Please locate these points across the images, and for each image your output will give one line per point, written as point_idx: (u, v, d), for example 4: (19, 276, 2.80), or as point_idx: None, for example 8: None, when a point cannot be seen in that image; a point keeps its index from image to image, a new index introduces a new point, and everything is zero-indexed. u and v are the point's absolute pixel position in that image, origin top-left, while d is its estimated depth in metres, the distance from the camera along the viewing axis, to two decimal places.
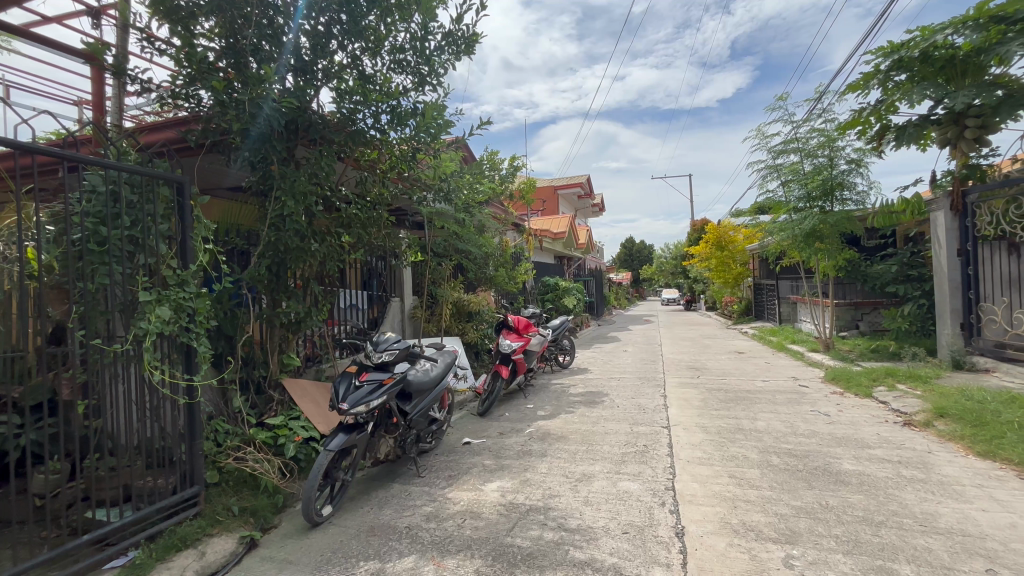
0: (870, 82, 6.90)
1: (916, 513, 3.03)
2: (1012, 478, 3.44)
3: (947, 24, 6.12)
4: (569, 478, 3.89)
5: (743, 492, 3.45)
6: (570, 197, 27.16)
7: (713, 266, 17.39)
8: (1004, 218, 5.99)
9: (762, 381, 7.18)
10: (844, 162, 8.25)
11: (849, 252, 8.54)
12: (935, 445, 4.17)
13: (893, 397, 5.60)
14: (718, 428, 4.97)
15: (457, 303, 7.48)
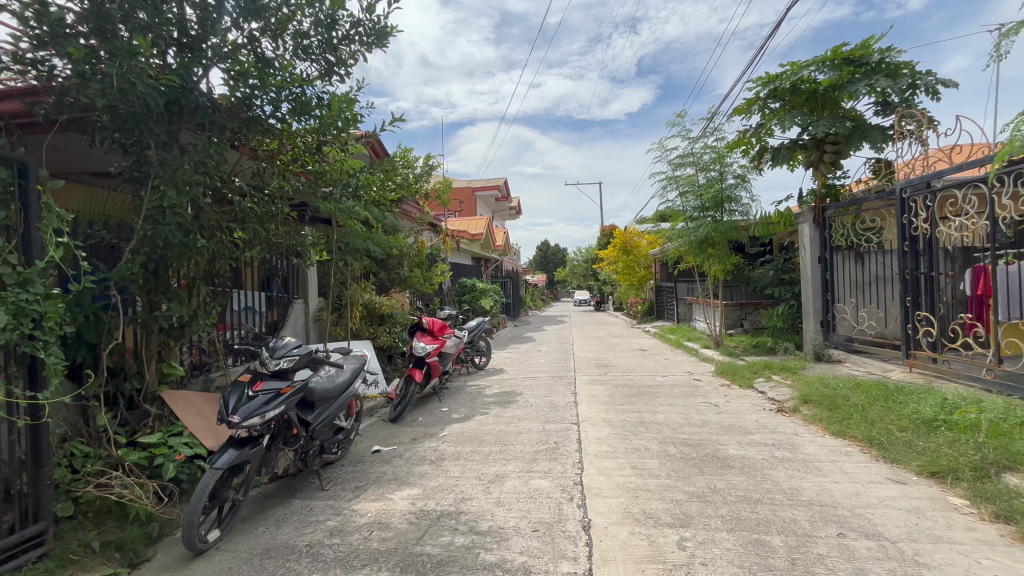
0: (752, 107, 7.78)
1: (786, 489, 3.44)
2: (858, 453, 4.04)
3: (811, 62, 7.10)
4: (482, 480, 3.89)
5: (644, 481, 3.68)
6: (488, 199, 27.39)
7: (620, 269, 18.39)
8: (852, 232, 7.03)
9: (662, 376, 7.75)
10: (731, 177, 9.19)
11: (735, 258, 9.50)
12: (800, 428, 4.76)
13: (769, 387, 6.33)
14: (623, 422, 5.27)
15: (367, 304, 7.17)
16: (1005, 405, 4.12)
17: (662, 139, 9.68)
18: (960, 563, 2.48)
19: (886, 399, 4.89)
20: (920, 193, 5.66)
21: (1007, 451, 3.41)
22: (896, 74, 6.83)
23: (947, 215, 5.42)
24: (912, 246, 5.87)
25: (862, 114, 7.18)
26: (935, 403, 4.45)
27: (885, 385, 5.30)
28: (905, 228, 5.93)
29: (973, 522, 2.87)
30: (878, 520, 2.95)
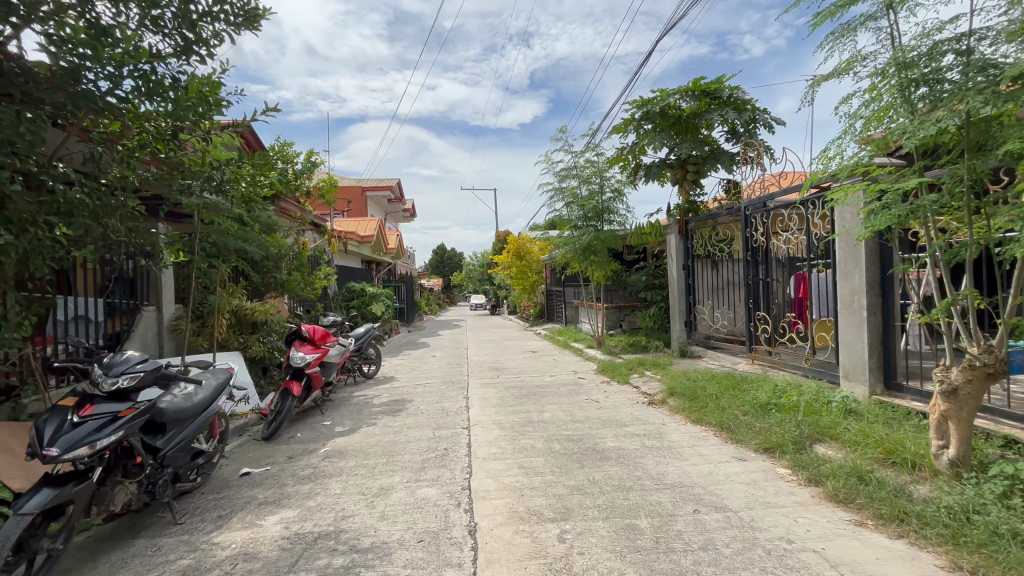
0: (628, 127, 8.55)
1: (653, 474, 3.80)
2: (710, 437, 4.62)
3: (676, 91, 8.03)
4: (365, 494, 3.70)
5: (529, 479, 3.80)
6: (379, 200, 26.40)
7: (513, 274, 18.85)
8: (709, 242, 8.06)
9: (550, 376, 8.12)
10: (610, 190, 9.97)
11: (614, 264, 10.30)
12: (667, 418, 5.29)
13: (642, 381, 6.96)
14: (511, 423, 5.39)
15: (236, 311, 6.46)
16: (817, 389, 5.00)
17: (549, 151, 10.18)
18: (784, 523, 2.94)
19: (733, 388, 5.66)
20: (759, 212, 6.65)
21: (818, 426, 4.14)
22: (742, 108, 7.98)
23: (777, 231, 6.44)
24: (753, 256, 6.87)
25: (716, 141, 8.26)
26: (769, 389, 5.25)
27: (732, 375, 6.13)
28: (749, 240, 6.91)
29: (794, 488, 3.42)
30: (725, 494, 3.39)
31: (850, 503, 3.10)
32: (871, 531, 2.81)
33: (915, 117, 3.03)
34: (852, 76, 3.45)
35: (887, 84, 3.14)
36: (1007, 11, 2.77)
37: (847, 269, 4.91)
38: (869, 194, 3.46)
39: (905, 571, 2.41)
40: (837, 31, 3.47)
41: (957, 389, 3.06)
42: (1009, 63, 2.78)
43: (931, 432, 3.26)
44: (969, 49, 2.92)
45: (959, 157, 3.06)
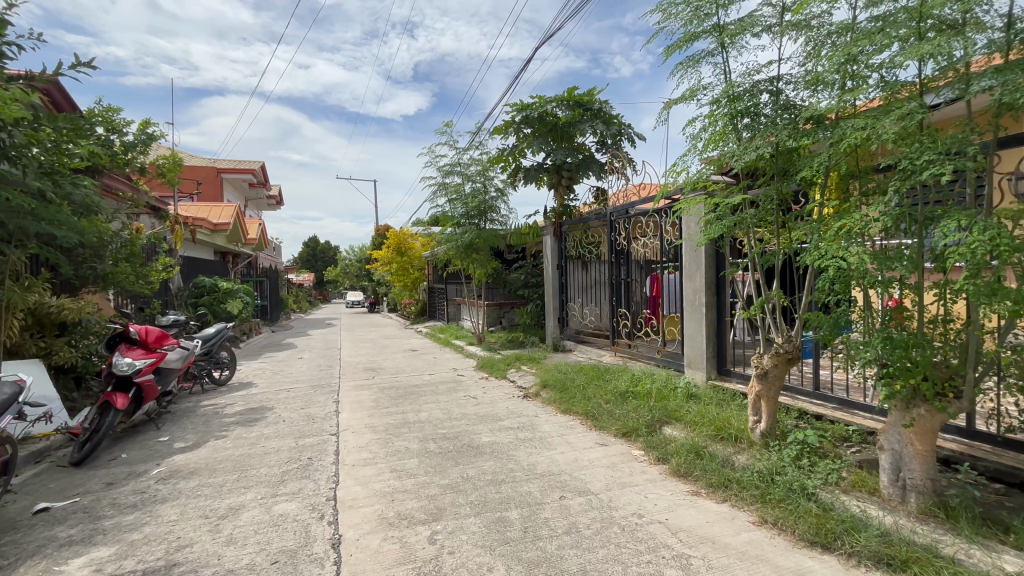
0: (509, 129, 8.87)
1: (524, 466, 3.93)
2: (577, 425, 4.95)
3: (553, 99, 8.55)
4: (209, 518, 3.24)
5: (400, 483, 3.67)
6: (238, 183, 23.50)
7: (393, 270, 18.18)
8: (580, 243, 8.64)
9: (428, 375, 7.98)
10: (493, 189, 10.12)
11: (495, 262, 10.50)
12: (540, 411, 5.54)
13: (518, 376, 7.20)
14: (385, 425, 5.18)
15: (34, 309, 5.20)
16: (666, 377, 5.65)
17: (432, 145, 10.04)
18: (636, 500, 3.25)
19: (598, 378, 6.13)
20: (622, 218, 7.31)
21: (665, 410, 4.67)
22: (611, 122, 8.69)
23: (637, 236, 7.12)
24: (617, 257, 7.52)
25: (588, 150, 8.90)
26: (628, 379, 5.78)
27: (598, 367, 6.64)
28: (614, 243, 7.55)
29: (646, 467, 3.81)
30: (588, 478, 3.65)
31: (689, 476, 3.54)
32: (704, 499, 3.23)
33: (742, 143, 3.56)
34: (695, 102, 3.93)
35: (721, 113, 3.64)
36: (804, 63, 3.38)
37: (690, 272, 5.62)
38: (707, 206, 3.98)
39: (727, 530, 2.82)
40: (683, 61, 3.93)
41: (767, 372, 3.67)
42: (804, 105, 3.40)
43: (749, 409, 3.88)
44: (779, 90, 3.51)
45: (771, 180, 3.67)
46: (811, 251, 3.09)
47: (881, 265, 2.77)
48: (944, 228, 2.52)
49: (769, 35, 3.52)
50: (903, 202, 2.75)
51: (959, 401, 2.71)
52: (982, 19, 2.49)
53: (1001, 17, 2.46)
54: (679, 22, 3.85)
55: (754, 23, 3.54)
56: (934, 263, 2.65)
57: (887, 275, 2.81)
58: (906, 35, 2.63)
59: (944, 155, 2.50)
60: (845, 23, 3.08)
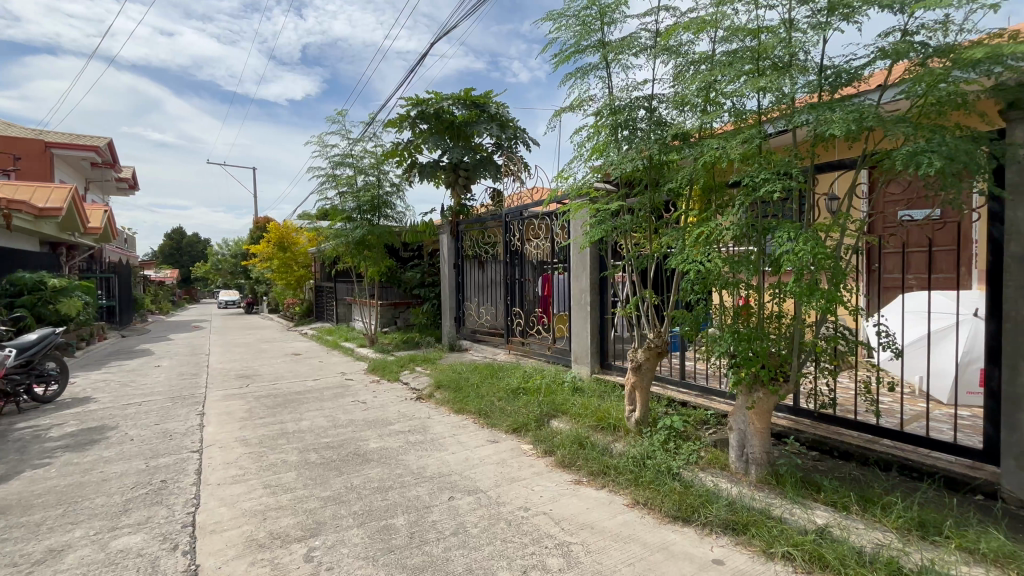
0: (403, 123, 8.64)
1: (413, 469, 3.84)
2: (469, 424, 4.97)
3: (449, 97, 8.49)
4: (19, 565, 2.66)
5: (275, 499, 3.36)
6: (74, 161, 19.77)
7: (275, 267, 16.68)
8: (476, 243, 8.69)
9: (312, 380, 7.43)
10: (388, 184, 9.74)
11: (389, 260, 10.14)
12: (432, 412, 5.46)
13: (411, 377, 7.02)
14: (260, 437, 4.71)
15: None
16: (555, 372, 5.92)
17: (321, 134, 9.40)
18: (523, 494, 3.35)
19: (491, 376, 6.21)
20: (516, 219, 7.49)
21: (553, 404, 4.87)
22: (507, 125, 8.86)
23: (530, 237, 7.33)
24: (511, 258, 7.70)
25: (485, 150, 8.99)
26: (519, 376, 5.94)
27: (491, 365, 6.72)
28: (508, 244, 7.72)
29: (534, 460, 3.95)
30: (477, 476, 3.67)
31: (573, 466, 3.74)
32: (585, 487, 3.43)
33: (621, 154, 3.83)
34: (582, 112, 4.15)
35: (604, 124, 3.88)
36: (673, 85, 3.73)
37: (577, 273, 5.94)
38: (592, 211, 4.24)
39: (605, 514, 3.02)
40: (572, 72, 4.13)
41: (640, 365, 4.01)
42: (673, 123, 3.76)
43: (625, 400, 4.21)
44: (653, 108, 3.84)
45: (646, 190, 4.02)
46: (677, 255, 3.43)
47: (730, 268, 3.16)
48: (778, 238, 2.95)
49: (646, 57, 3.83)
50: (748, 215, 3.17)
51: (788, 384, 3.20)
52: (804, 62, 2.95)
53: (818, 63, 2.93)
54: (567, 35, 4.04)
55: (633, 44, 3.83)
56: (770, 268, 3.08)
57: (736, 277, 3.21)
58: (750, 70, 3.03)
59: (777, 176, 2.92)
60: (706, 53, 3.46)
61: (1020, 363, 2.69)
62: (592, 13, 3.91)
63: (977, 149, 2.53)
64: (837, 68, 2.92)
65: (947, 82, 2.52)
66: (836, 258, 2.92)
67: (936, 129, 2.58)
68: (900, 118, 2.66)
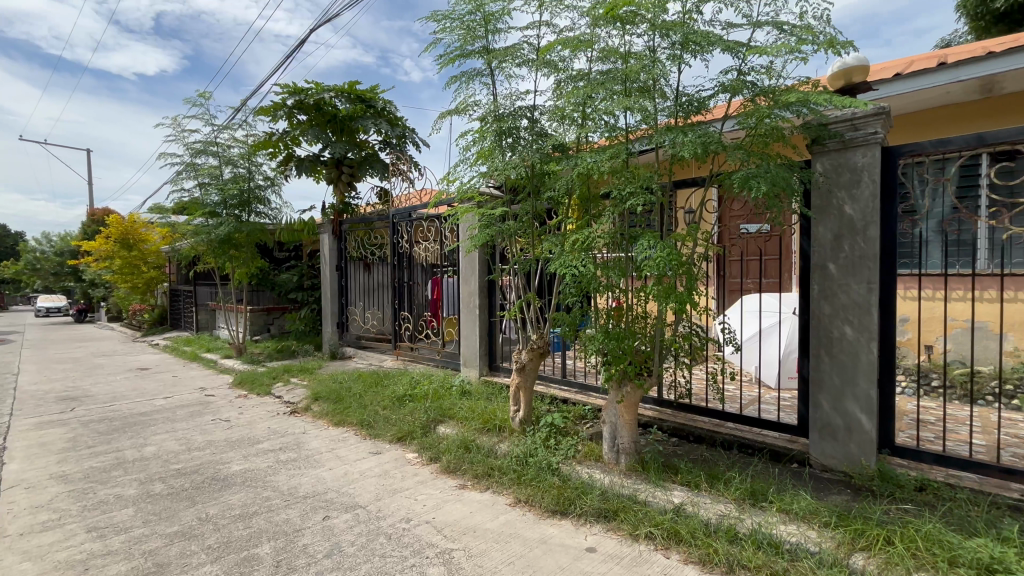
0: (278, 112, 7.94)
1: (283, 491, 3.50)
2: (350, 437, 4.69)
3: (331, 89, 7.98)
4: None
5: (103, 544, 2.82)
6: None
7: (115, 267, 14.08)
8: (361, 244, 8.26)
9: (162, 398, 6.43)
10: (261, 178, 8.80)
11: (261, 261, 9.20)
12: (308, 427, 5.05)
13: (286, 390, 6.42)
14: (86, 471, 3.94)
15: None
16: (443, 377, 5.84)
17: (177, 116, 8.24)
18: (406, 504, 3.24)
19: (375, 385, 5.92)
20: (404, 221, 7.28)
21: (439, 409, 4.79)
22: (394, 123, 8.61)
23: (418, 239, 7.18)
24: (398, 260, 7.46)
25: (371, 148, 8.61)
26: (405, 383, 5.74)
27: (376, 373, 6.42)
28: (395, 245, 7.47)
29: (418, 469, 3.85)
30: (356, 491, 3.47)
31: (458, 471, 3.71)
32: (470, 491, 3.43)
33: (505, 161, 3.92)
34: (467, 116, 4.16)
35: (488, 130, 3.94)
36: (553, 98, 3.91)
37: (466, 276, 5.96)
38: (477, 215, 4.27)
39: (488, 516, 3.05)
40: (457, 75, 4.13)
41: (524, 366, 4.13)
42: (552, 134, 3.93)
43: (511, 400, 4.29)
44: (535, 119, 3.99)
45: (529, 196, 4.17)
46: (557, 259, 3.60)
47: (603, 272, 3.40)
48: (642, 246, 3.24)
49: (528, 69, 3.98)
50: (617, 224, 3.44)
51: (651, 378, 3.52)
52: (664, 88, 3.28)
53: (674, 90, 3.28)
54: (452, 37, 4.03)
55: (516, 54, 3.94)
56: (636, 273, 3.37)
57: (608, 281, 3.46)
58: (618, 91, 3.29)
59: (641, 189, 3.21)
60: (582, 71, 3.69)
61: (821, 352, 3.29)
62: (477, 19, 3.95)
63: (791, 176, 3.04)
64: (689, 97, 3.30)
65: (770, 118, 2.99)
66: (689, 265, 3.29)
67: (762, 156, 3.04)
68: (736, 146, 3.10)
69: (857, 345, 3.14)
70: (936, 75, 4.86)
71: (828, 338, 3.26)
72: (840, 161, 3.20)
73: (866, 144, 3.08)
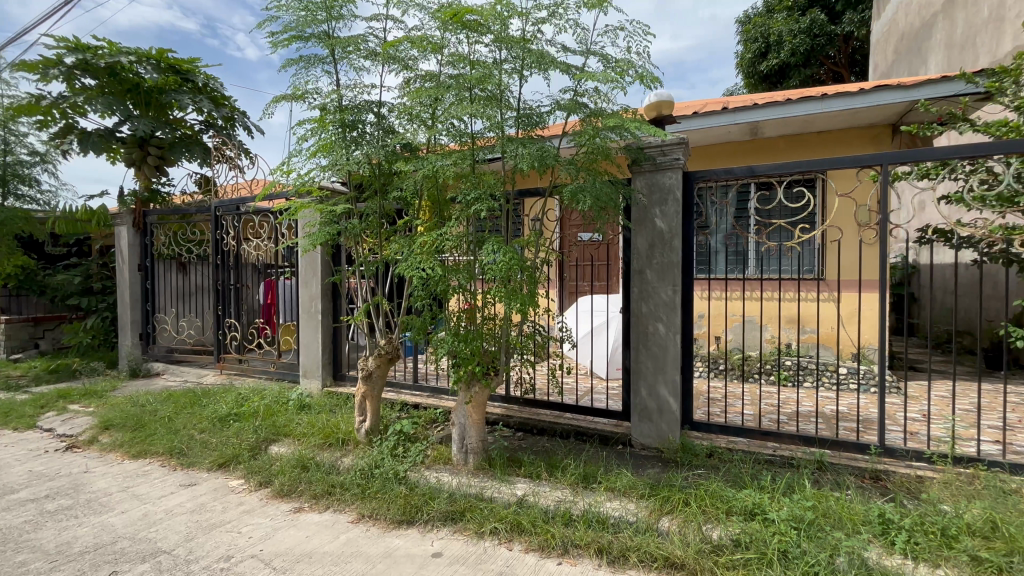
0: (50, 71, 6.29)
1: (49, 550, 2.75)
2: (153, 470, 3.91)
3: (131, 52, 6.59)
4: None
5: None
6: None
7: None
8: (173, 241, 6.97)
9: None
10: (24, 151, 6.87)
11: (23, 258, 7.16)
12: (92, 464, 4.07)
13: (60, 420, 5.09)
14: None
15: None
16: (278, 391, 5.24)
17: None
18: (226, 540, 2.81)
19: (191, 405, 5.04)
20: (230, 214, 6.34)
21: (273, 427, 4.29)
22: (218, 102, 7.44)
23: (249, 236, 6.34)
24: (223, 260, 6.48)
25: (189, 128, 7.35)
26: (230, 401, 5.00)
27: (193, 391, 5.47)
28: (219, 243, 6.47)
29: (243, 497, 3.37)
30: (159, 535, 2.90)
31: (292, 493, 3.36)
32: (306, 513, 3.13)
33: (348, 156, 3.68)
34: (305, 103, 3.81)
35: (330, 121, 3.66)
36: (401, 96, 3.80)
37: (307, 279, 5.45)
38: (318, 213, 3.94)
39: (326, 538, 2.81)
40: (295, 58, 3.75)
41: (371, 373, 3.93)
42: (400, 132, 3.80)
43: (355, 411, 4.04)
44: (382, 115, 3.83)
45: (376, 195, 4.00)
46: (405, 261, 3.50)
47: (450, 275, 3.41)
48: (487, 249, 3.33)
49: (376, 63, 3.81)
50: (465, 228, 3.50)
51: (497, 377, 3.64)
52: (508, 98, 3.43)
53: (517, 102, 3.44)
54: (289, 15, 3.65)
55: (360, 45, 3.73)
56: (482, 276, 3.45)
57: (455, 283, 3.48)
58: (465, 95, 3.33)
59: (487, 196, 3.33)
60: (431, 72, 3.64)
61: (639, 346, 3.78)
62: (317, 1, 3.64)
63: (615, 192, 3.44)
64: (531, 110, 3.50)
65: (598, 138, 3.34)
66: (532, 269, 3.48)
67: (591, 172, 3.37)
68: (570, 161, 3.40)
69: (665, 338, 3.68)
70: (719, 117, 5.99)
71: (644, 333, 3.76)
72: (653, 181, 3.73)
73: (672, 168, 3.64)
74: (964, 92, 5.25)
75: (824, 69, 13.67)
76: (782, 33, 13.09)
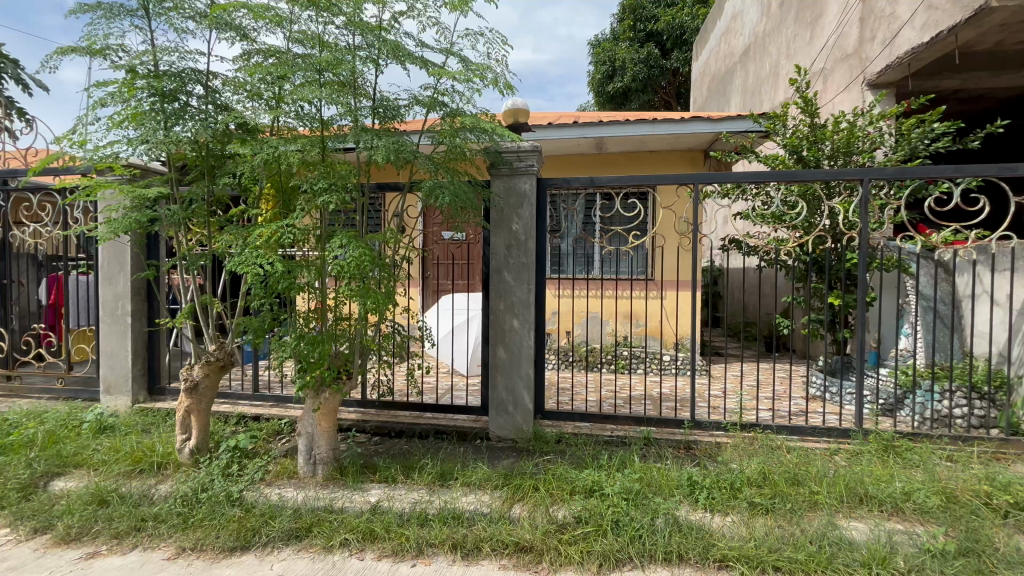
0: None
1: None
2: None
3: None
4: None
5: None
6: None
7: None
8: None
9: None
10: None
11: None
12: None
13: None
14: None
15: None
16: (65, 412, 4.23)
17: None
18: None
19: None
20: None
21: (58, 457, 3.45)
22: None
23: (22, 220, 4.98)
24: None
25: None
26: None
27: None
28: None
29: (7, 551, 2.65)
30: None
31: (84, 537, 2.75)
32: (104, 558, 2.59)
33: (166, 130, 3.13)
34: (106, 61, 3.14)
35: (140, 87, 3.07)
36: (237, 70, 3.35)
37: (109, 274, 4.50)
38: (124, 195, 3.28)
39: None
40: (91, 4, 3.06)
41: (196, 385, 3.39)
42: (235, 109, 3.35)
43: (176, 428, 3.47)
44: (212, 88, 3.33)
45: (204, 178, 3.47)
46: (240, 255, 3.10)
47: (296, 271, 3.12)
48: (337, 244, 3.12)
49: (205, 27, 3.30)
50: (314, 220, 3.24)
51: (350, 381, 3.44)
52: (363, 86, 3.25)
53: (373, 91, 3.29)
54: None
55: (184, 3, 3.19)
56: (332, 273, 3.22)
57: (302, 280, 3.20)
58: (315, 78, 3.07)
59: (338, 188, 3.12)
60: (274, 48, 3.27)
61: (497, 342, 3.91)
62: None
63: (473, 193, 3.50)
64: (388, 101, 3.37)
65: (458, 138, 3.37)
66: (388, 265, 3.36)
67: (449, 171, 3.38)
68: (429, 157, 3.36)
69: (521, 334, 3.88)
70: (571, 129, 6.51)
71: (502, 330, 3.90)
72: (510, 186, 3.89)
73: (527, 173, 3.84)
74: (752, 130, 6.47)
75: (658, 97, 15.76)
76: (625, 60, 14.72)
